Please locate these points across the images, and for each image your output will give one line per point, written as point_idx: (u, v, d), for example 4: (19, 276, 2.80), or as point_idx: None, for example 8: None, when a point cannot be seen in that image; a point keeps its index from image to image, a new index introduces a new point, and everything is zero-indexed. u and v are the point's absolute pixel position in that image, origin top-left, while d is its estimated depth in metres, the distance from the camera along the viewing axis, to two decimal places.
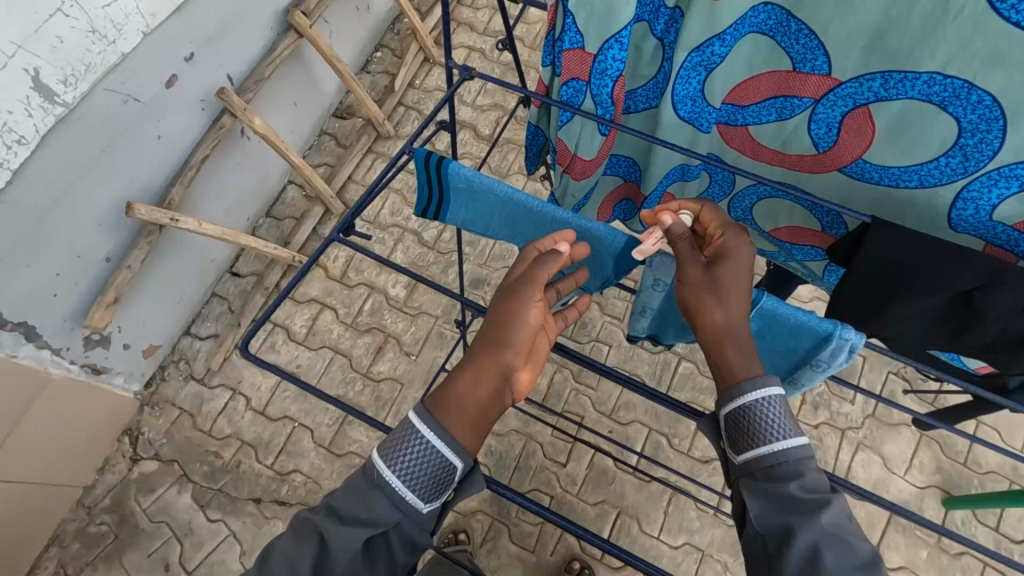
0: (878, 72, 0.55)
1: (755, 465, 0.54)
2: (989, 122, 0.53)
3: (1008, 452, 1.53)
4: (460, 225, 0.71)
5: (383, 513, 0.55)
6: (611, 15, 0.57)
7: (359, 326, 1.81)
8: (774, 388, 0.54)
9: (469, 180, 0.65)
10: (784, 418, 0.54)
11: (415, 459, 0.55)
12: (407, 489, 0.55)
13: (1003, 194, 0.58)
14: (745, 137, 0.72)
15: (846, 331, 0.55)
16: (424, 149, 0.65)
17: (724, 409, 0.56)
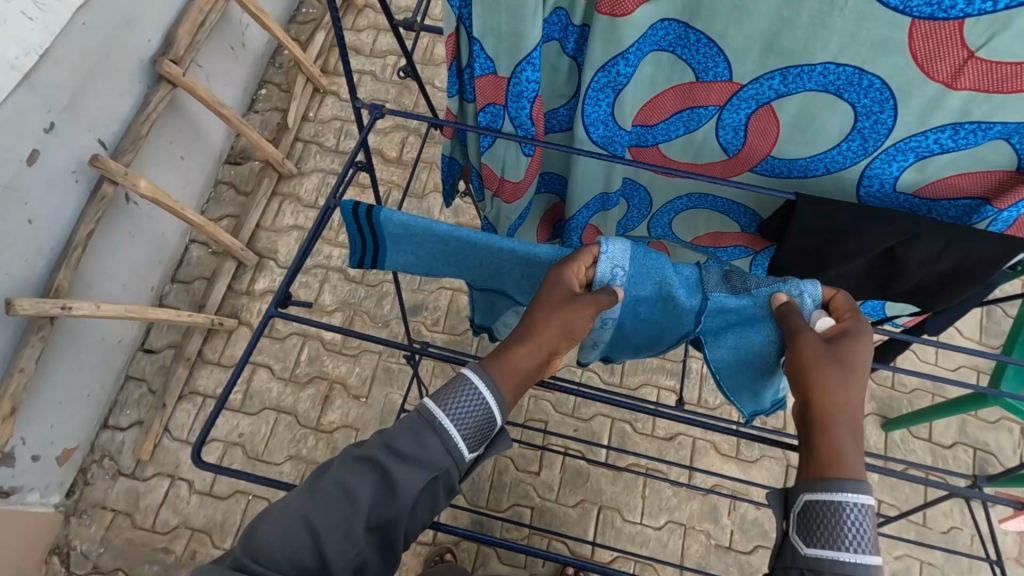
0: (776, 70, 0.58)
1: (817, 564, 0.49)
2: (881, 104, 0.58)
3: (926, 369, 1.69)
4: (400, 269, 0.69)
5: (434, 457, 0.52)
6: (519, 39, 0.57)
7: (299, 378, 1.72)
8: (867, 497, 0.49)
9: (405, 225, 0.63)
10: (865, 530, 0.49)
11: (467, 411, 0.54)
12: (459, 432, 0.54)
13: (902, 165, 0.64)
14: (656, 154, 0.76)
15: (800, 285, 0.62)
16: (349, 201, 0.62)
17: (807, 495, 0.51)
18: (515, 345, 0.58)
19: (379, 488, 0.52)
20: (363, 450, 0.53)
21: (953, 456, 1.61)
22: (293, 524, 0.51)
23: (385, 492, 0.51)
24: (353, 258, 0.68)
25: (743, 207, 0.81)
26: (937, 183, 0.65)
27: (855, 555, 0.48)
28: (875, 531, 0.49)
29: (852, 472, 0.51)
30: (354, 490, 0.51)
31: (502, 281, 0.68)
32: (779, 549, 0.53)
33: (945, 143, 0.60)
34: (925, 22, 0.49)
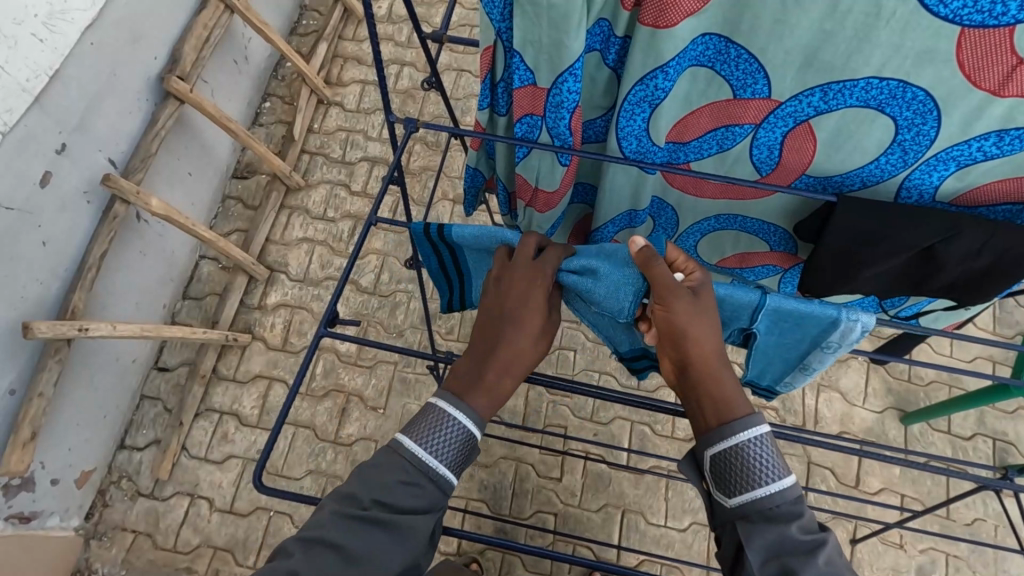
0: (817, 86, 0.58)
1: (750, 506, 0.54)
2: (924, 116, 0.58)
3: (942, 361, 1.69)
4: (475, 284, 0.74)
5: (424, 495, 0.55)
6: (560, 49, 0.56)
7: (316, 391, 1.71)
8: (762, 428, 0.55)
9: (474, 236, 0.65)
10: (773, 459, 0.55)
11: (446, 439, 0.57)
12: (445, 466, 0.57)
13: (944, 174, 0.64)
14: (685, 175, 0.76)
15: (853, 313, 0.59)
16: (420, 222, 0.67)
17: (713, 452, 0.56)
18: (485, 369, 0.60)
19: (376, 537, 0.53)
20: (353, 503, 0.54)
21: (973, 447, 1.62)
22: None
23: (380, 535, 0.53)
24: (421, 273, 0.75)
25: (773, 225, 0.82)
26: (979, 189, 0.65)
27: (771, 484, 0.54)
28: (776, 451, 0.55)
29: (742, 409, 0.58)
30: (350, 545, 0.52)
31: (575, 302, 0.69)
32: (710, 508, 0.58)
33: (987, 151, 0.60)
34: (973, 31, 0.49)
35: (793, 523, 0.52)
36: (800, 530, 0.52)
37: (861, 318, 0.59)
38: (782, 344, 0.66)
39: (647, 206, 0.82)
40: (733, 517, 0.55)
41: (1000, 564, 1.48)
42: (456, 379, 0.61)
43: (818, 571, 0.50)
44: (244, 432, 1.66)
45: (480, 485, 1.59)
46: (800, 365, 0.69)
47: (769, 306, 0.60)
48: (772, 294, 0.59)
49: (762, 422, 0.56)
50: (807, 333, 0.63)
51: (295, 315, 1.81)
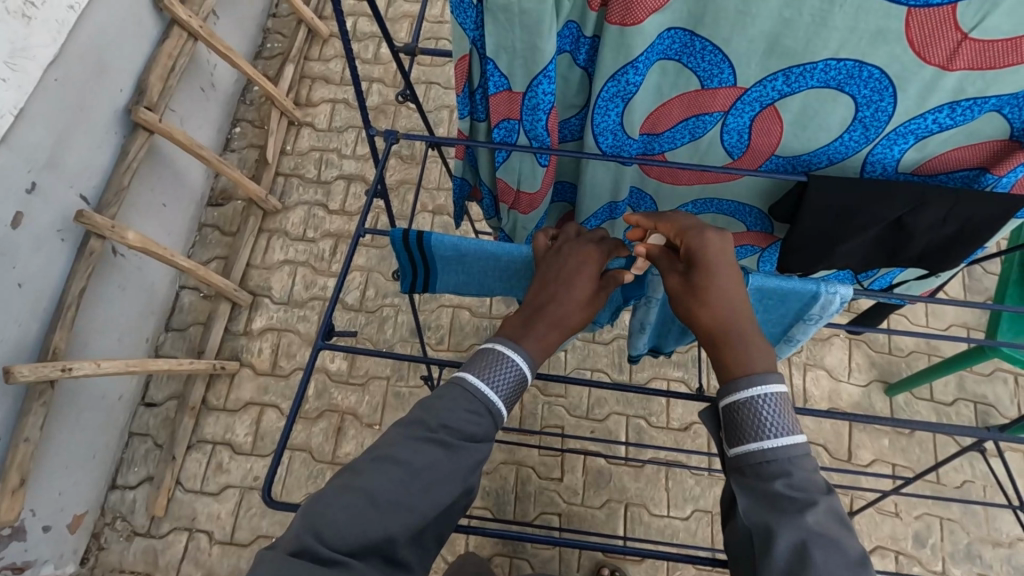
0: (779, 71, 0.61)
1: (745, 459, 0.54)
2: (881, 93, 0.61)
3: (919, 332, 1.75)
4: (452, 288, 0.69)
5: (480, 428, 0.55)
6: (534, 54, 0.58)
7: (309, 413, 1.69)
8: (768, 386, 0.55)
9: (456, 246, 0.62)
10: (778, 416, 0.54)
11: (504, 376, 0.57)
12: (497, 397, 0.56)
13: (903, 147, 0.68)
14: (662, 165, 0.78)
15: (830, 285, 0.62)
16: (399, 228, 0.61)
17: (726, 402, 0.56)
18: (537, 318, 0.60)
19: (439, 460, 0.54)
20: (420, 427, 0.54)
21: (956, 412, 1.67)
22: (357, 498, 0.51)
23: (440, 462, 0.53)
24: (403, 282, 0.68)
25: (748, 206, 0.85)
26: (937, 158, 0.69)
27: (773, 441, 0.53)
28: (787, 416, 0.54)
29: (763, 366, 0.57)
30: (415, 463, 0.53)
31: None
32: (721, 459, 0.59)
33: (943, 122, 0.63)
34: (920, 9, 0.52)
35: (781, 479, 0.52)
36: (788, 487, 0.52)
37: (839, 289, 0.61)
38: (764, 322, 0.68)
39: (626, 197, 0.84)
40: (731, 469, 0.56)
41: (992, 523, 1.53)
42: (513, 325, 0.60)
43: (801, 527, 0.49)
44: (238, 461, 1.64)
45: (482, 492, 1.59)
46: (784, 337, 0.72)
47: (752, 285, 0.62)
48: (755, 274, 0.61)
49: (780, 382, 0.56)
50: (788, 309, 0.65)
51: (282, 338, 1.80)
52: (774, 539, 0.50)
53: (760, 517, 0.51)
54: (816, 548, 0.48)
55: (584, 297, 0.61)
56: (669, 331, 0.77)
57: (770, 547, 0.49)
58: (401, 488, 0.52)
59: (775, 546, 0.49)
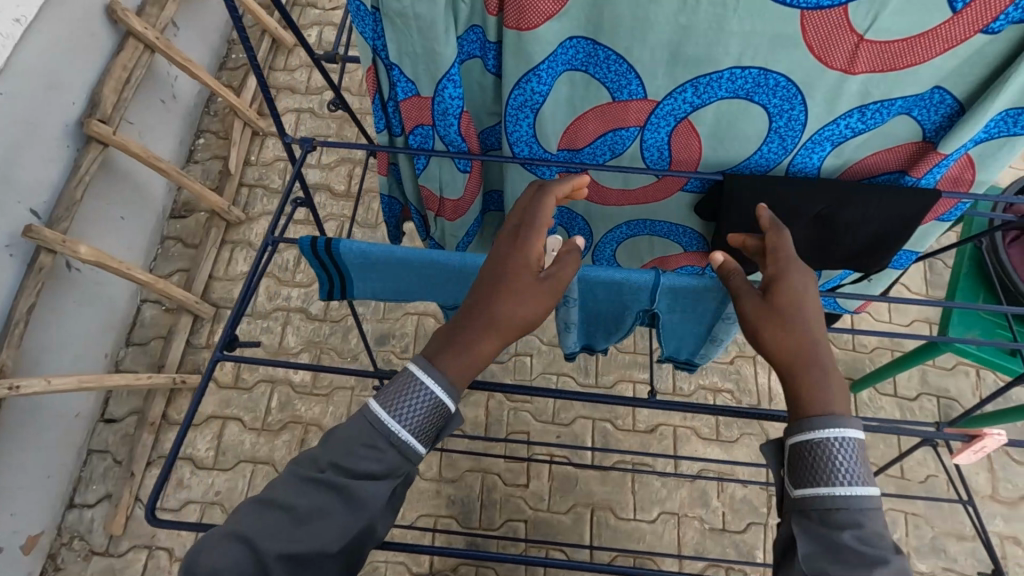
0: (687, 82, 0.60)
1: (811, 503, 0.50)
2: (791, 101, 0.60)
3: (881, 328, 1.76)
4: (372, 296, 0.68)
5: (383, 466, 0.52)
6: (434, 58, 0.57)
7: (272, 426, 1.67)
8: (848, 428, 0.50)
9: (363, 252, 0.61)
10: (855, 462, 0.49)
11: (413, 405, 0.53)
12: (404, 430, 0.52)
13: (821, 155, 0.67)
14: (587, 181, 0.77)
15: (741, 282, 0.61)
16: (307, 237, 0.61)
17: (794, 437, 0.52)
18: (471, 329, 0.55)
19: (330, 502, 0.51)
20: (312, 464, 0.52)
21: (919, 408, 1.68)
22: (237, 544, 0.50)
23: (331, 505, 0.50)
24: (320, 290, 0.67)
25: (681, 226, 0.84)
26: (857, 166, 0.68)
27: (848, 488, 0.49)
28: (861, 468, 0.49)
29: (826, 408, 0.52)
30: (299, 507, 0.50)
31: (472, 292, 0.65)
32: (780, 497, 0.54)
33: (855, 127, 0.63)
34: (813, 12, 0.51)
35: (850, 532, 0.48)
36: (857, 541, 0.47)
37: (749, 286, 0.61)
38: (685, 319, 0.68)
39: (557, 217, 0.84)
40: (793, 511, 0.51)
41: (956, 516, 1.53)
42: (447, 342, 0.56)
43: None
44: (200, 476, 1.62)
45: (448, 500, 1.58)
46: (709, 337, 0.70)
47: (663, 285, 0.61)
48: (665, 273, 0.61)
49: (856, 426, 0.51)
50: (704, 307, 0.65)
51: (245, 350, 1.77)
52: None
53: (826, 565, 0.47)
54: None
55: (528, 299, 0.57)
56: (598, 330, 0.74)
57: None
58: (289, 529, 0.50)
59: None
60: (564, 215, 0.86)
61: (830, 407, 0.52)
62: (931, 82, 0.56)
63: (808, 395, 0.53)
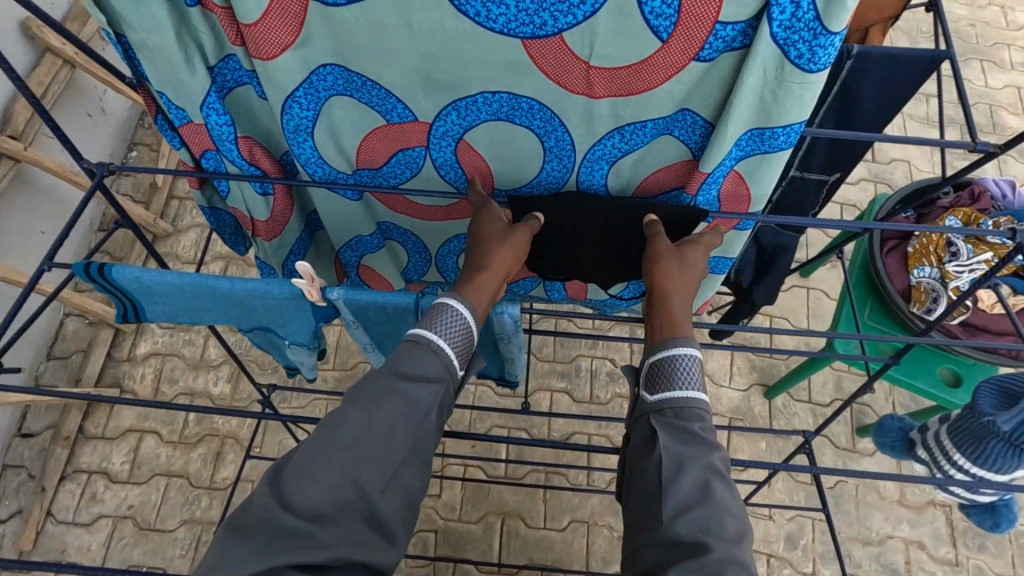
0: (448, 105, 0.62)
1: (665, 404, 0.59)
2: (551, 122, 0.62)
3: (798, 335, 1.77)
4: (169, 318, 0.69)
5: (437, 373, 0.58)
6: (189, 87, 0.58)
7: (188, 438, 1.68)
8: (691, 347, 0.60)
9: (137, 279, 0.61)
10: (697, 374, 0.59)
11: (450, 325, 0.59)
12: (451, 344, 0.59)
13: (603, 173, 0.69)
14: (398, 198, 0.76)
15: (501, 307, 0.63)
16: (80, 262, 0.61)
17: (652, 357, 0.61)
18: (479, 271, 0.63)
19: (393, 407, 0.56)
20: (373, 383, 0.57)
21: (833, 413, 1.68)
22: (321, 476, 0.52)
23: (399, 411, 0.56)
24: (115, 313, 0.68)
25: None
26: (645, 182, 0.70)
27: (689, 393, 0.58)
28: (703, 370, 0.59)
29: (682, 330, 0.61)
30: (374, 418, 0.55)
31: (257, 318, 0.65)
32: (633, 411, 0.63)
33: (621, 147, 0.65)
34: (533, 41, 0.53)
35: (698, 423, 0.57)
36: (703, 430, 0.57)
37: (507, 309, 0.63)
38: (470, 338, 0.69)
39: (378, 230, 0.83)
40: (650, 414, 0.60)
41: (862, 521, 1.54)
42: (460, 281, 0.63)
43: (708, 466, 0.56)
44: (113, 490, 1.62)
45: None
46: (503, 358, 0.71)
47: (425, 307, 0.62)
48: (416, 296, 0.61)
49: (694, 346, 0.60)
50: (482, 329, 0.66)
51: (166, 363, 1.78)
52: (683, 474, 0.55)
53: (674, 450, 0.56)
54: (716, 483, 0.55)
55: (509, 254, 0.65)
56: None
57: (675, 486, 0.55)
58: (374, 462, 0.54)
59: (681, 480, 0.55)
60: (389, 231, 0.83)
61: (681, 331, 0.62)
62: (672, 106, 0.58)
63: (675, 324, 0.62)
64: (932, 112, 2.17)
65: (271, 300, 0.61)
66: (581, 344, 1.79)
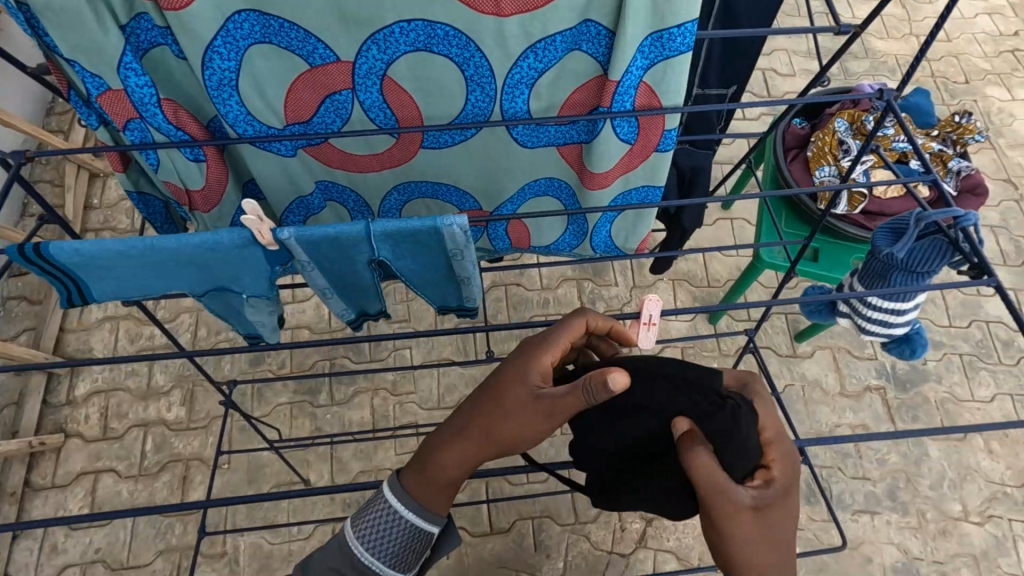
0: (367, 40, 0.64)
1: None
2: (467, 48, 0.66)
3: (729, 262, 1.90)
4: (119, 296, 0.68)
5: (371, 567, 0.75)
6: (102, 48, 0.59)
7: (150, 469, 1.61)
8: None
9: (78, 251, 0.60)
10: None
11: (386, 529, 0.75)
12: (391, 541, 0.75)
13: (524, 98, 0.72)
14: (334, 151, 0.78)
15: (447, 220, 0.63)
16: (12, 244, 0.59)
17: None
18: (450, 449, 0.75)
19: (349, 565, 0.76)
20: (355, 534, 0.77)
21: (771, 325, 1.81)
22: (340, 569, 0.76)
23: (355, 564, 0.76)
24: (58, 299, 0.66)
25: (444, 183, 0.85)
26: (567, 103, 0.74)
27: None
28: None
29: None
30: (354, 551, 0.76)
31: (212, 275, 0.66)
32: None
33: (537, 68, 0.69)
34: None
35: None
36: None
37: (454, 221, 0.62)
38: (425, 268, 0.69)
39: (316, 191, 0.84)
40: None
41: (812, 416, 1.69)
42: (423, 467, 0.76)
43: None
44: (76, 537, 1.53)
45: (344, 505, 1.57)
46: (460, 280, 0.72)
47: (376, 232, 0.62)
48: (372, 222, 0.62)
49: None
50: (433, 253, 0.67)
51: (110, 398, 1.69)
52: None
53: None
54: None
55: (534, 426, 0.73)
56: (365, 293, 0.73)
57: None
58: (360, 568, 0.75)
59: None
60: (327, 189, 0.84)
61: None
62: (576, 16, 0.64)
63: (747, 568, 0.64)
64: (812, 46, 2.37)
65: (224, 250, 0.62)
66: (534, 305, 1.86)
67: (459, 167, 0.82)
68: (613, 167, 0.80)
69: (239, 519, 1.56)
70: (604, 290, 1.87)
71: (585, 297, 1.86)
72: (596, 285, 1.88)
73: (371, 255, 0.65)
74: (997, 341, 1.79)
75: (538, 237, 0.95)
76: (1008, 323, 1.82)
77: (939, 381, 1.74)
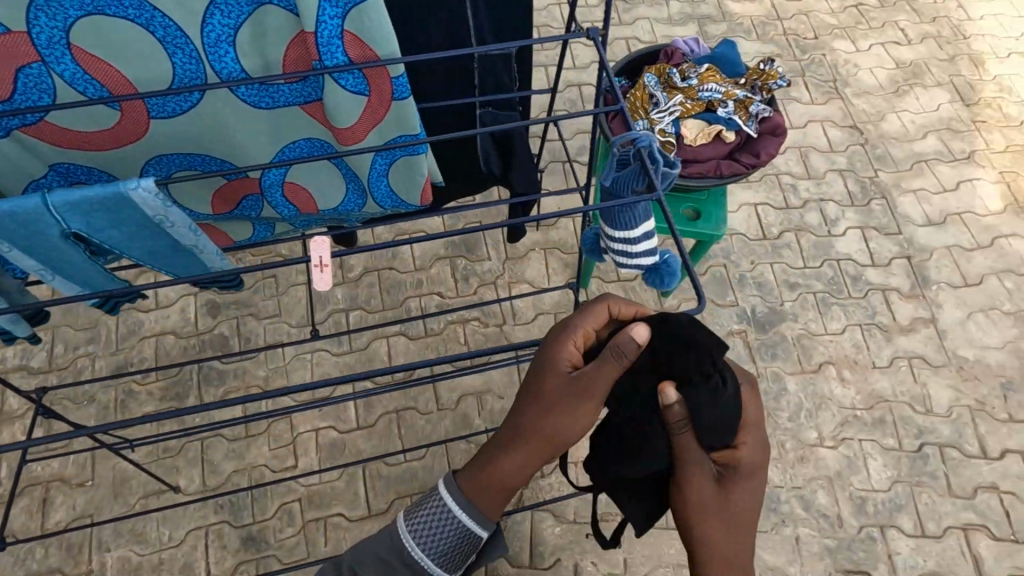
0: (31, 8, 0.67)
1: None
2: (143, 8, 0.69)
3: None
4: None
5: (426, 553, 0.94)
6: None
7: (5, 496, 1.53)
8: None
9: None
10: None
11: (441, 525, 0.94)
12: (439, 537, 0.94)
13: (231, 56, 0.75)
14: (57, 129, 0.76)
15: (134, 184, 0.63)
16: None
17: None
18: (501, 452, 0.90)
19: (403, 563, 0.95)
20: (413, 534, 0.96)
21: (639, 283, 1.87)
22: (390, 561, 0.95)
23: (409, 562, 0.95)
24: None
25: (198, 154, 0.84)
26: (281, 60, 0.77)
27: None
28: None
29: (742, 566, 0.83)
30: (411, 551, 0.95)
31: None
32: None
33: (228, 23, 0.72)
34: None
35: None
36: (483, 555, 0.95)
37: (139, 184, 0.62)
38: (140, 237, 0.69)
39: (50, 174, 0.82)
40: None
41: None
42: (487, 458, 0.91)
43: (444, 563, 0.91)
44: None
45: (216, 506, 1.54)
46: (187, 246, 0.72)
47: (56, 204, 0.61)
48: (50, 194, 0.61)
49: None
50: (138, 220, 0.67)
51: None
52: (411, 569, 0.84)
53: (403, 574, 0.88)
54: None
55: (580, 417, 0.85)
56: (89, 270, 0.72)
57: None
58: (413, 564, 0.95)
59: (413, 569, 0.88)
60: (70, 170, 0.82)
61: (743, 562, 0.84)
62: None
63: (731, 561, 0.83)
64: (672, 13, 2.44)
65: None
66: (408, 288, 1.85)
67: (202, 134, 0.81)
68: (358, 121, 0.82)
69: (105, 535, 1.50)
70: (478, 265, 1.89)
71: (458, 274, 1.87)
72: (469, 262, 1.90)
73: (63, 229, 0.64)
74: (848, 277, 1.91)
75: (321, 200, 0.96)
76: (857, 259, 1.94)
77: (795, 319, 1.84)
